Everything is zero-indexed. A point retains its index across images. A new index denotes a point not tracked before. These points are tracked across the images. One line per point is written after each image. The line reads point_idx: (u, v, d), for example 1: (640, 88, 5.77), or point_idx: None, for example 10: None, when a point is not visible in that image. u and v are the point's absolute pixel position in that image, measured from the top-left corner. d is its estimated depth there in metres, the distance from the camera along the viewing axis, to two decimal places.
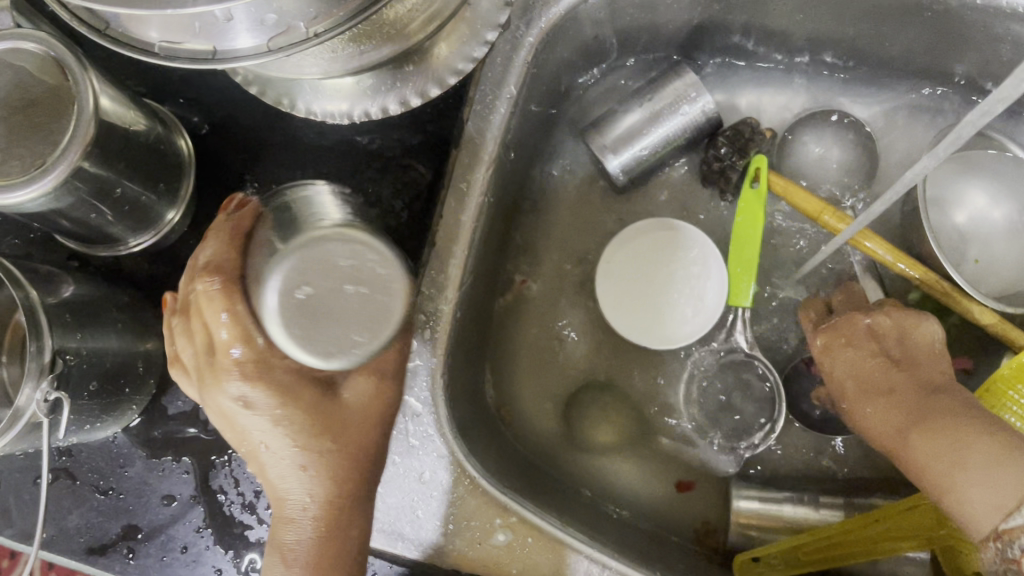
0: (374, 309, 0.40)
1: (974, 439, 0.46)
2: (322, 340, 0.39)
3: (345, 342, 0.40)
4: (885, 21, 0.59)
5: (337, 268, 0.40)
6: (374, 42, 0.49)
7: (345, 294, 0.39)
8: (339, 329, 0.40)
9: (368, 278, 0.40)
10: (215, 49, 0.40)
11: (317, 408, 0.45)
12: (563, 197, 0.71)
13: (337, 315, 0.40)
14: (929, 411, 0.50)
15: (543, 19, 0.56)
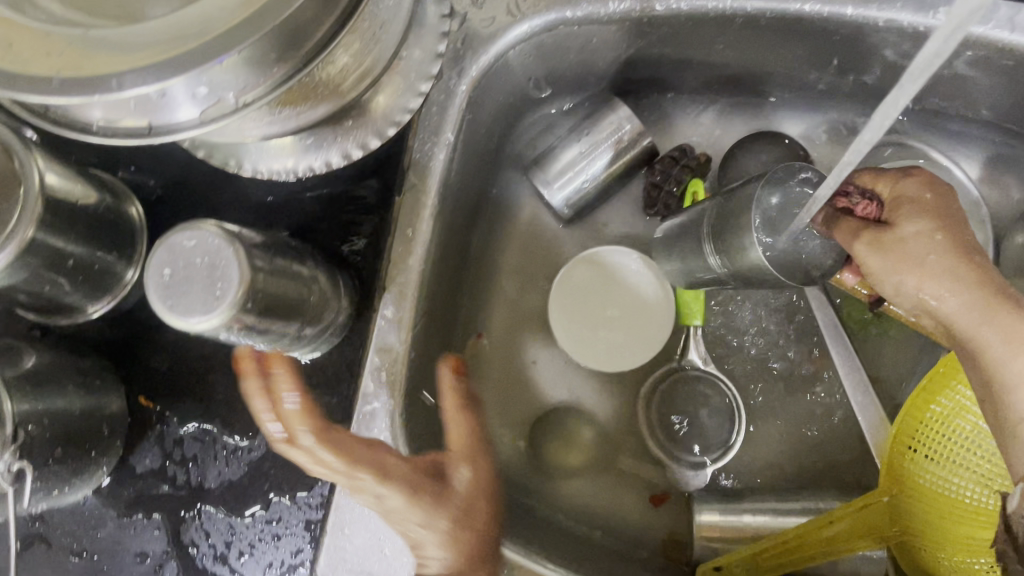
0: (224, 273, 0.41)
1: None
2: (188, 309, 0.41)
3: (191, 309, 0.41)
4: (801, 48, 0.62)
5: (183, 254, 0.41)
6: (310, 102, 0.51)
7: (195, 267, 0.41)
8: (192, 300, 0.41)
9: (213, 250, 0.42)
10: (150, 123, 0.42)
11: (437, 496, 0.48)
12: (515, 231, 0.73)
13: (189, 288, 0.41)
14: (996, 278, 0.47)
15: (474, 68, 0.59)
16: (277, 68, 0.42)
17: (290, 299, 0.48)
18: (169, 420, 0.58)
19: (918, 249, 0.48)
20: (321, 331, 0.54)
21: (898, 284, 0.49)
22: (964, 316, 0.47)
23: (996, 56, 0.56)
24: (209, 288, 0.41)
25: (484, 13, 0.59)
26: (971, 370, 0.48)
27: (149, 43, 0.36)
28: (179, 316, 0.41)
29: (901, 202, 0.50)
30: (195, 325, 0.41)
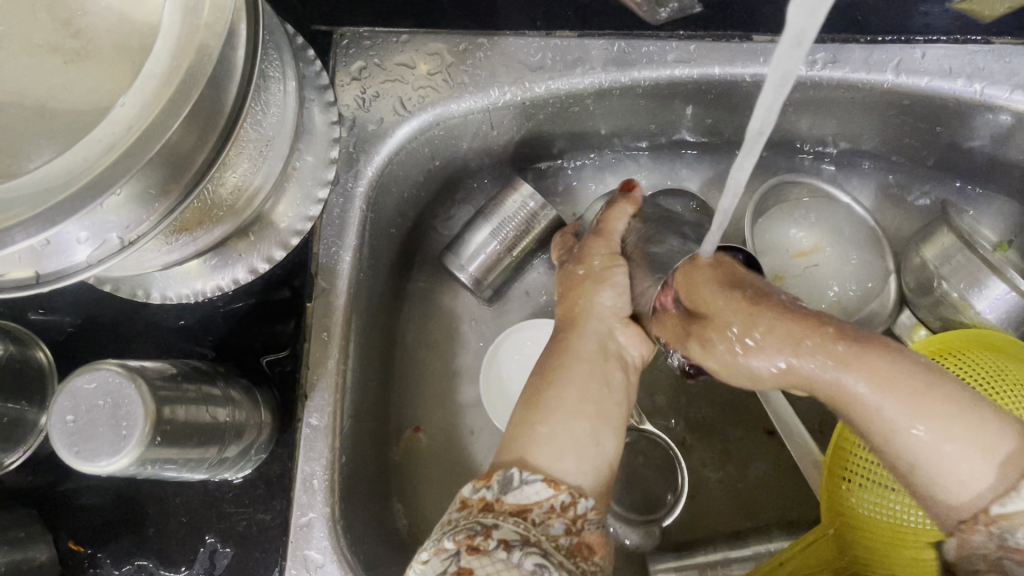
0: (129, 407, 0.41)
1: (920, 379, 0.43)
2: (94, 449, 0.40)
3: (98, 452, 0.40)
4: (685, 108, 0.64)
5: (82, 392, 0.41)
6: (206, 226, 0.52)
7: (99, 409, 0.41)
8: (95, 440, 0.41)
9: (113, 389, 0.42)
10: (37, 273, 0.42)
11: (583, 372, 0.53)
12: (438, 317, 0.74)
13: (93, 430, 0.41)
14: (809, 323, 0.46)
15: (368, 169, 0.60)
16: (160, 202, 0.43)
17: (205, 425, 0.48)
18: (103, 562, 0.56)
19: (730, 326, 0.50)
20: (244, 451, 0.54)
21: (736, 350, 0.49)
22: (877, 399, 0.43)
23: (858, 95, 0.60)
24: (114, 422, 0.41)
25: (372, 115, 0.61)
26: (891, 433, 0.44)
27: (16, 200, 0.35)
28: (83, 458, 0.40)
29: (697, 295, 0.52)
30: (103, 465, 0.41)
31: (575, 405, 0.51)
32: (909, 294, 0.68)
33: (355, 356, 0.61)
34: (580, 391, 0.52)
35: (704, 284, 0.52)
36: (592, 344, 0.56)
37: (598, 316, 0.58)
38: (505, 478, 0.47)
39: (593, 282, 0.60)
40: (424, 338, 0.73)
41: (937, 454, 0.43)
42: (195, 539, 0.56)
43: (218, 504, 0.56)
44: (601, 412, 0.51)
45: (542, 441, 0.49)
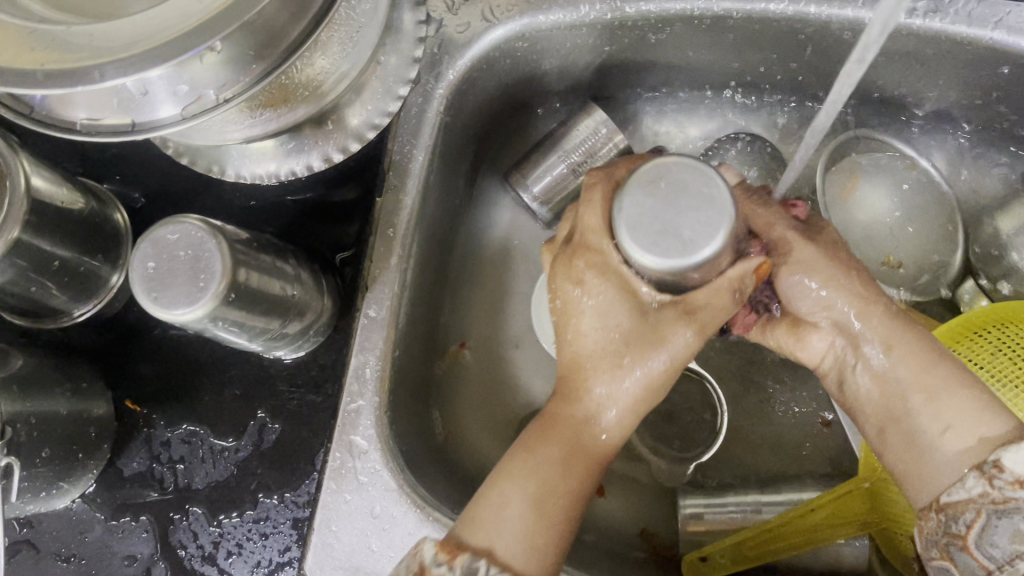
0: (209, 262, 0.42)
1: (951, 373, 0.48)
2: (170, 297, 0.42)
3: (176, 300, 0.42)
4: (772, 49, 0.64)
5: (167, 242, 0.42)
6: (290, 104, 0.52)
7: (180, 259, 0.42)
8: (167, 289, 0.42)
9: (195, 242, 0.43)
10: (133, 121, 0.43)
11: (548, 440, 0.48)
12: (496, 235, 0.74)
13: (172, 276, 0.42)
14: (902, 322, 0.51)
15: (451, 72, 0.60)
16: (256, 65, 0.43)
17: (273, 296, 0.49)
18: (156, 423, 0.58)
19: (799, 283, 0.52)
20: (305, 329, 0.55)
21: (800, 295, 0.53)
22: (906, 380, 0.49)
23: (955, 50, 0.58)
24: (190, 278, 0.42)
25: (460, 20, 0.61)
26: (894, 397, 0.49)
27: (128, 34, 0.36)
28: (159, 304, 0.42)
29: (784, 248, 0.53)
30: (179, 315, 0.42)
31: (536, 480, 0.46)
32: (977, 263, 0.67)
33: (417, 257, 0.62)
34: (560, 445, 0.47)
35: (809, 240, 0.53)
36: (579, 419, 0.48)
37: (672, 351, 0.47)
38: (470, 566, 0.43)
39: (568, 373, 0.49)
40: (482, 255, 0.74)
41: (935, 436, 0.47)
42: (247, 412, 0.58)
43: (272, 382, 0.58)
44: (569, 490, 0.47)
45: (498, 507, 0.45)
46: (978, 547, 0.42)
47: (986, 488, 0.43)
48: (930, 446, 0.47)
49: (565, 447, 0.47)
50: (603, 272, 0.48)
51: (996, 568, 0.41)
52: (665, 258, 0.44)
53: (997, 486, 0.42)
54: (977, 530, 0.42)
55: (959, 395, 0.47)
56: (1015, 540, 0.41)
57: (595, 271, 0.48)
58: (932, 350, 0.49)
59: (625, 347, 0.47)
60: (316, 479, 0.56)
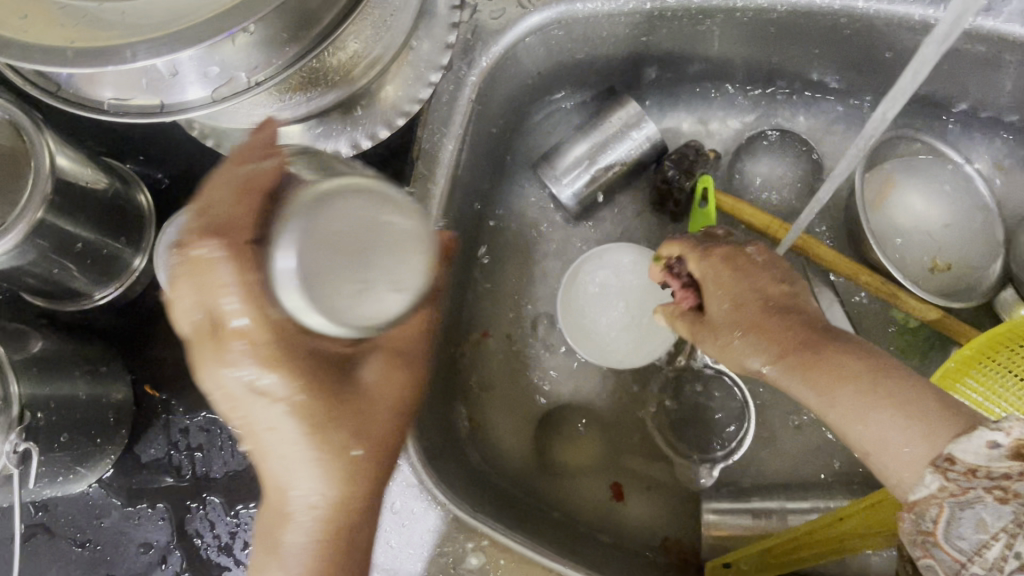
0: None
1: (858, 386, 0.42)
2: None
3: None
4: (815, 43, 0.62)
5: None
6: (320, 88, 0.51)
7: None
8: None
9: None
10: (162, 102, 0.42)
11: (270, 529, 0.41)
12: (523, 226, 0.73)
13: None
14: (815, 342, 0.45)
15: (484, 58, 0.58)
16: (289, 47, 0.42)
17: None
18: (175, 409, 0.57)
19: (726, 330, 0.48)
20: None
21: (721, 337, 0.49)
22: (814, 398, 0.44)
23: (1008, 50, 0.56)
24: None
25: (494, 5, 0.59)
26: (833, 417, 0.43)
27: (161, 14, 0.35)
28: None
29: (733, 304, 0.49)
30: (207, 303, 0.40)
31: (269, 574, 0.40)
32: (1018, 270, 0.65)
33: None
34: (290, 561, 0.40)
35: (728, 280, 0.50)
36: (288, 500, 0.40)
37: (382, 404, 0.42)
38: None
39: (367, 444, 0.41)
40: (507, 246, 0.72)
41: (880, 450, 0.41)
42: None
43: None
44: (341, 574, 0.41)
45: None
46: (947, 540, 0.38)
47: (943, 483, 0.38)
48: (880, 454, 0.41)
49: (327, 547, 0.41)
50: (316, 385, 0.37)
51: (968, 561, 0.37)
52: (311, 271, 0.32)
53: (952, 479, 0.38)
54: (943, 523, 0.38)
55: (863, 401, 0.42)
56: (982, 529, 0.37)
57: (288, 379, 0.36)
58: (852, 361, 0.43)
59: (350, 436, 0.40)
60: None
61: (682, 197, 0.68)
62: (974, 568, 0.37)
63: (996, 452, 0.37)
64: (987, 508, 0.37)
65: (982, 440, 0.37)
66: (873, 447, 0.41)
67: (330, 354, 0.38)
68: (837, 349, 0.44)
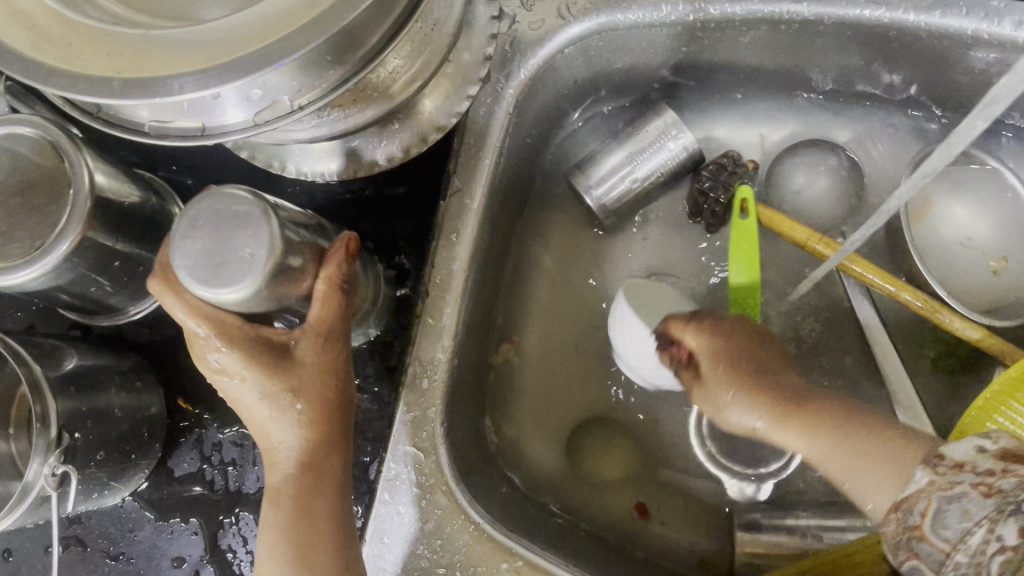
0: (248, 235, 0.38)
1: (864, 450, 0.49)
2: (206, 260, 0.38)
3: (214, 268, 0.37)
4: (860, 55, 0.60)
5: (222, 210, 0.38)
6: (358, 105, 0.50)
7: (226, 227, 0.38)
8: (205, 267, 0.37)
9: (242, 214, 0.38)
10: (203, 125, 0.41)
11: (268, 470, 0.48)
12: (555, 236, 0.72)
13: (212, 240, 0.38)
14: (846, 425, 0.51)
15: (522, 71, 0.57)
16: (334, 71, 0.41)
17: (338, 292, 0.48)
18: (208, 424, 0.57)
19: (721, 394, 0.58)
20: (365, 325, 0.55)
21: (718, 390, 0.58)
22: (818, 454, 0.52)
23: None
24: (235, 248, 0.38)
25: (533, 16, 0.58)
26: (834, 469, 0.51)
27: (209, 45, 0.34)
28: (211, 291, 0.38)
29: (719, 354, 0.59)
30: (207, 281, 0.38)
31: (277, 516, 0.47)
32: None
33: (478, 262, 0.60)
34: (287, 499, 0.47)
35: (714, 344, 0.59)
36: (277, 445, 0.47)
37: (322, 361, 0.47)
38: None
39: (315, 385, 0.47)
40: (540, 255, 0.72)
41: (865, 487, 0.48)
42: None
43: None
44: (311, 510, 0.47)
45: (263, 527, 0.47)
46: (932, 531, 0.41)
47: (933, 476, 0.42)
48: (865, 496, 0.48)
49: (303, 491, 0.47)
50: (254, 360, 0.44)
51: (951, 549, 0.39)
52: (196, 261, 0.37)
53: (940, 473, 0.42)
54: (931, 515, 0.41)
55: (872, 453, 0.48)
56: (966, 518, 0.39)
57: (238, 358, 0.44)
58: (863, 430, 0.50)
59: (294, 393, 0.46)
60: (369, 489, 0.55)
61: (720, 209, 0.67)
62: (957, 555, 0.39)
63: (983, 452, 0.42)
64: (972, 500, 0.40)
65: (971, 443, 0.42)
66: (865, 482, 0.48)
67: (271, 339, 0.45)
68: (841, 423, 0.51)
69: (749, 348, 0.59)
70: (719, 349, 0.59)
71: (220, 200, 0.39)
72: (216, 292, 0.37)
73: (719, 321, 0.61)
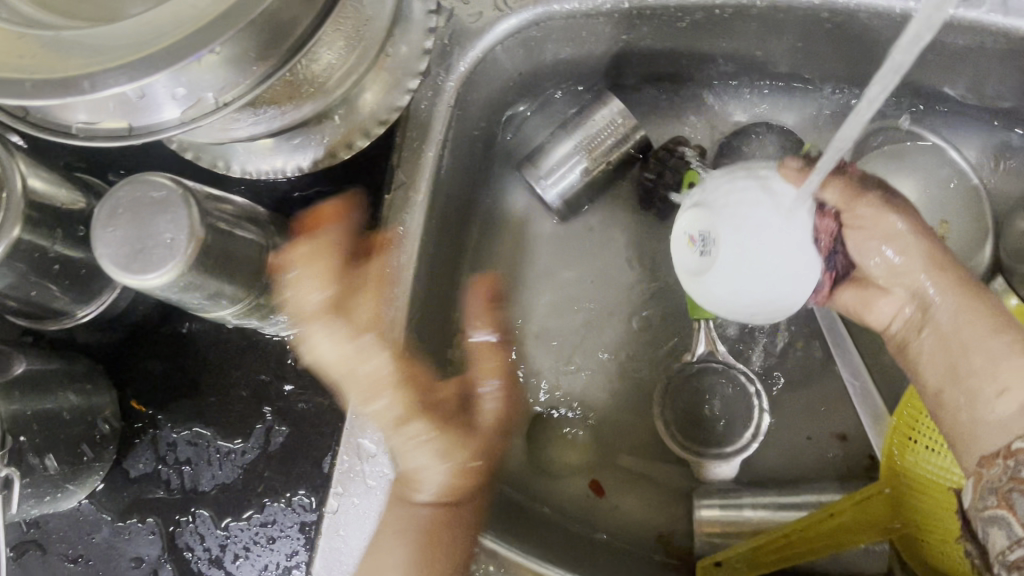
0: (167, 220, 0.40)
1: (1008, 343, 0.51)
2: (130, 249, 0.40)
3: (138, 256, 0.39)
4: (797, 37, 0.61)
5: (139, 198, 0.40)
6: (294, 101, 0.50)
7: (144, 213, 0.40)
8: (129, 255, 0.39)
9: (157, 200, 0.40)
10: (130, 125, 0.42)
11: (400, 529, 0.52)
12: (510, 226, 0.73)
13: (131, 227, 0.40)
14: (959, 340, 0.52)
15: (462, 63, 0.58)
16: (257, 67, 0.41)
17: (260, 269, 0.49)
18: (161, 424, 0.58)
19: (864, 245, 0.55)
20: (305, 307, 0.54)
21: (866, 248, 0.55)
22: (949, 316, 0.53)
23: (991, 42, 0.55)
24: (157, 234, 0.40)
25: (472, 8, 0.58)
26: (945, 362, 0.53)
27: (117, 47, 0.34)
28: (135, 277, 0.39)
29: (851, 216, 0.55)
30: (133, 271, 0.40)
31: (403, 561, 0.52)
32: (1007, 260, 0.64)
33: (428, 254, 0.60)
34: (399, 535, 0.52)
35: (862, 212, 0.55)
36: (414, 504, 0.53)
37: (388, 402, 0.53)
38: None
39: (441, 426, 0.52)
40: (495, 246, 0.72)
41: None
42: (253, 414, 0.57)
43: (279, 382, 0.58)
44: (439, 541, 0.53)
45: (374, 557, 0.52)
46: None
47: None
48: (990, 405, 0.50)
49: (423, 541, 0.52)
50: (440, 427, 0.52)
51: None
52: (122, 252, 0.40)
53: None
54: None
55: (998, 341, 0.51)
56: None
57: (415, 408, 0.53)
58: (983, 322, 0.52)
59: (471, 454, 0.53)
60: (323, 483, 0.56)
61: (669, 194, 0.68)
62: None
63: None
64: None
65: None
66: (970, 399, 0.51)
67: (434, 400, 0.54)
68: (978, 313, 0.53)
69: (881, 224, 0.55)
70: (861, 224, 0.55)
71: (137, 189, 0.41)
72: (141, 277, 0.39)
73: (861, 191, 0.55)
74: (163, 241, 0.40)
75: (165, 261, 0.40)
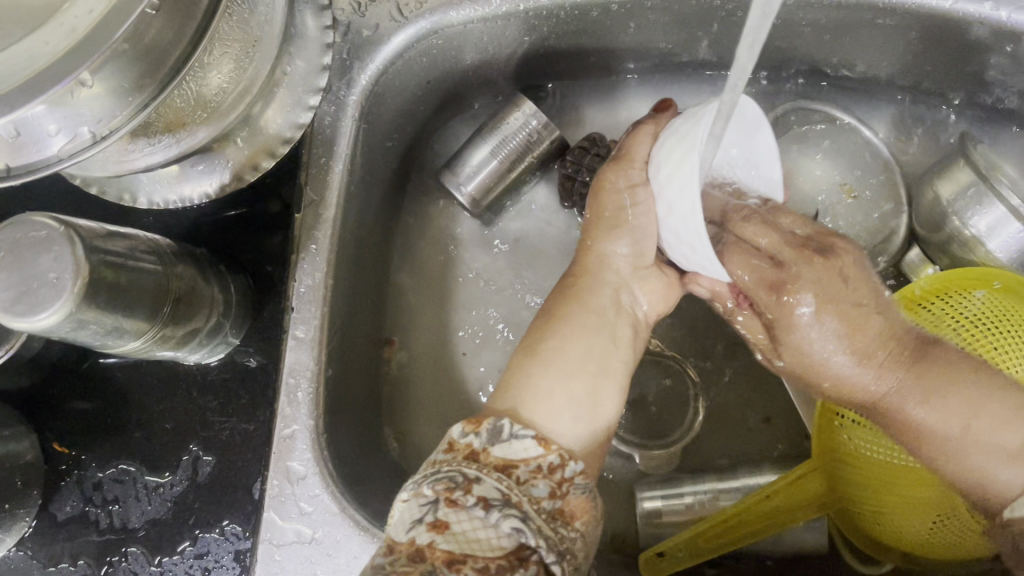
0: (49, 258, 0.41)
1: (982, 398, 0.48)
2: (15, 292, 0.40)
3: (24, 295, 0.40)
4: (695, 25, 0.61)
5: (17, 240, 0.41)
6: (189, 126, 0.50)
7: (22, 256, 0.40)
8: (15, 296, 0.40)
9: (34, 240, 0.41)
10: (7, 165, 0.40)
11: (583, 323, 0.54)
12: (437, 235, 0.72)
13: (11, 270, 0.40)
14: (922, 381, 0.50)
15: (362, 77, 0.58)
16: (133, 97, 0.41)
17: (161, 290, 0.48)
18: (86, 464, 0.57)
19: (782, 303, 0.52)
20: (217, 327, 0.55)
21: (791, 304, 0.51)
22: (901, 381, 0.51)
23: (879, 16, 0.56)
24: (40, 273, 0.40)
25: (368, 20, 0.58)
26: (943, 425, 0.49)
27: None
28: (26, 320, 0.40)
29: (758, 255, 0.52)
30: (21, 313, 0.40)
31: (567, 408, 0.49)
32: (920, 229, 0.65)
33: (347, 271, 0.60)
34: (574, 362, 0.52)
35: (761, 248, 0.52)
36: (606, 298, 0.56)
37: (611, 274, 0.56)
38: (494, 428, 0.45)
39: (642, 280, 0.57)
40: (422, 256, 0.72)
41: (997, 454, 0.47)
42: (180, 446, 0.57)
43: (204, 413, 0.57)
44: (603, 372, 0.52)
45: (543, 395, 0.49)
46: None
47: None
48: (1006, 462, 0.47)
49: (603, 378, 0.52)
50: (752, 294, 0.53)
51: None
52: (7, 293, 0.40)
53: None
54: None
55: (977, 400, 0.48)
56: None
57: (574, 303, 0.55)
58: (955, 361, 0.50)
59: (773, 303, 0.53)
60: (255, 510, 0.54)
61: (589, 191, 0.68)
62: None
63: None
64: None
65: None
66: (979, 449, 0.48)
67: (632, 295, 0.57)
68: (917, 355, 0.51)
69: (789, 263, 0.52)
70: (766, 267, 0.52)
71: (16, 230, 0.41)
72: (31, 318, 0.40)
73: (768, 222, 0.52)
74: (47, 277, 0.40)
75: (53, 299, 0.40)
